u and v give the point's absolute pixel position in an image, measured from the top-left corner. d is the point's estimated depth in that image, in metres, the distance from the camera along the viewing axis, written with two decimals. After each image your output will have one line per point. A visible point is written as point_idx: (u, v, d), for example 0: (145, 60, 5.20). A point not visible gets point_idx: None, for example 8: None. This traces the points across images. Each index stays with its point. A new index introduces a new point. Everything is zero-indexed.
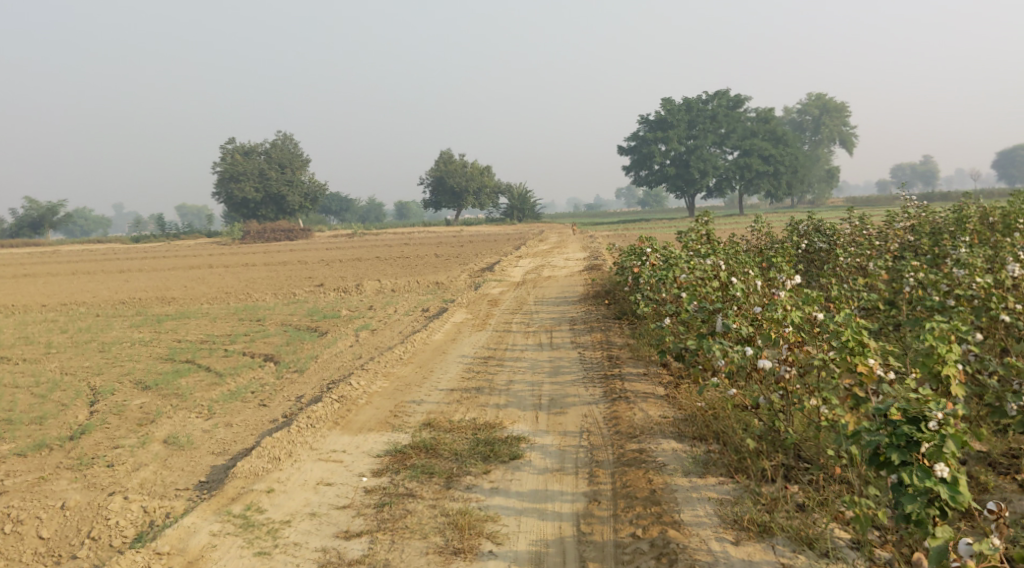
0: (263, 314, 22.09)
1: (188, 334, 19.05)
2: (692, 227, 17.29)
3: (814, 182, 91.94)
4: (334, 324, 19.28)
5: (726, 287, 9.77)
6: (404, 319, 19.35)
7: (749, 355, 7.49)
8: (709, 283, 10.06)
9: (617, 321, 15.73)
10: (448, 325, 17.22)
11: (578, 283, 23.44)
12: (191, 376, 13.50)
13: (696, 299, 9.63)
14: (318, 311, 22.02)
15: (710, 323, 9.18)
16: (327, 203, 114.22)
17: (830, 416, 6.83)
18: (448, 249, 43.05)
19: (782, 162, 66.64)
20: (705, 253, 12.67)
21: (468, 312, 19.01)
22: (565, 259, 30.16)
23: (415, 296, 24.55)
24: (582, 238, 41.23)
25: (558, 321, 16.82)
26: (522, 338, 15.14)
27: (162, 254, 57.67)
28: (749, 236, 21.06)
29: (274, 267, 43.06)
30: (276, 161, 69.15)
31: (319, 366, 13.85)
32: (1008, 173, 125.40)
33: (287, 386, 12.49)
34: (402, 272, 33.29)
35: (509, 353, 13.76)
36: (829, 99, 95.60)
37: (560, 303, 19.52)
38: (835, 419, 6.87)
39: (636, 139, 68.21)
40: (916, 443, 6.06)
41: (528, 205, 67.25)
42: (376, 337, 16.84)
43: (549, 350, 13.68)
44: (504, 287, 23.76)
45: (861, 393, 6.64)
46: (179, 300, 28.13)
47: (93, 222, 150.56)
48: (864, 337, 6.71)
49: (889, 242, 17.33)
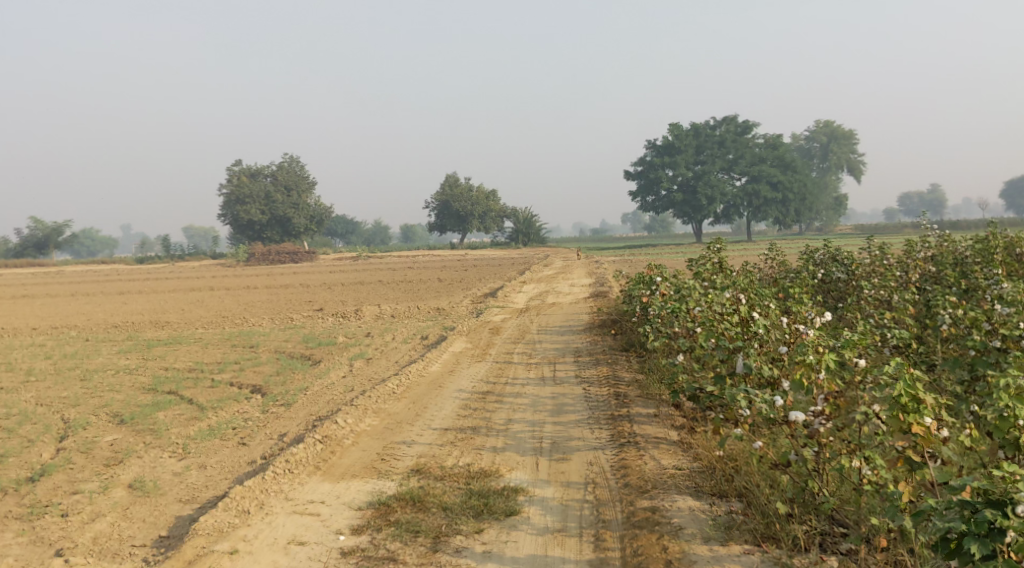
0: (258, 340, 21.31)
1: (177, 361, 18.26)
2: (704, 255, 16.47)
3: (822, 210, 91.20)
4: (329, 353, 18.47)
5: (747, 322, 8.97)
6: (402, 348, 18.53)
7: (777, 404, 6.70)
8: (726, 317, 9.24)
9: (625, 353, 14.88)
10: (446, 355, 16.41)
11: (583, 311, 22.60)
12: (170, 408, 12.70)
13: (714, 335, 8.83)
14: (313, 338, 21.23)
15: (729, 363, 8.39)
16: (333, 226, 113.82)
17: (874, 480, 6.09)
18: (451, 274, 42.24)
19: (791, 189, 65.90)
20: (720, 283, 11.85)
21: (469, 341, 18.19)
22: (570, 285, 29.36)
23: (415, 322, 23.75)
24: (588, 263, 40.45)
25: (562, 352, 15.99)
26: (524, 370, 14.31)
27: (163, 276, 57.10)
28: (762, 264, 20.25)
29: (275, 291, 42.40)
30: (282, 184, 68.67)
31: (308, 400, 13.02)
32: (1017, 202, 124.49)
33: (272, 421, 11.66)
34: (404, 297, 32.51)
35: (509, 387, 12.91)
36: (837, 127, 94.97)
37: (565, 332, 18.69)
38: (879, 483, 6.12)
39: (643, 164, 67.68)
40: (999, 532, 5.43)
41: (534, 229, 66.57)
42: (371, 367, 16.02)
43: (552, 385, 12.84)
44: (507, 315, 22.93)
45: (917, 458, 6.01)
46: (174, 324, 27.38)
47: (99, 242, 150.41)
48: (918, 392, 6.06)
49: (911, 274, 16.50)
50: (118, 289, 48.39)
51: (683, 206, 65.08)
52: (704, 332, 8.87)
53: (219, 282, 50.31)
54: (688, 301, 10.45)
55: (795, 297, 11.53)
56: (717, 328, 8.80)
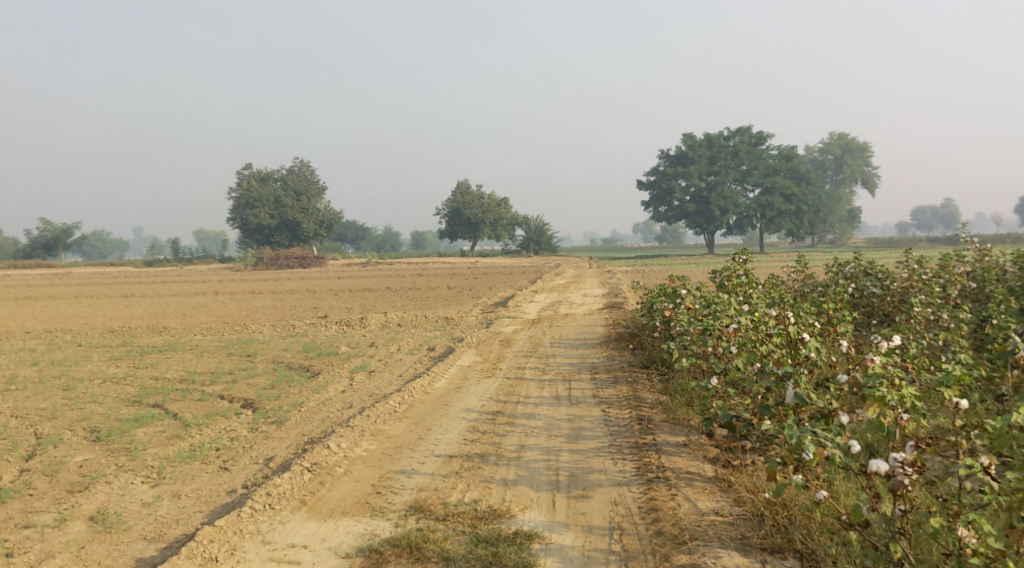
0: (257, 349, 20.31)
1: (168, 370, 17.25)
2: (730, 267, 15.38)
3: (836, 223, 89.92)
4: (329, 364, 17.43)
5: (793, 343, 7.90)
6: (407, 360, 17.48)
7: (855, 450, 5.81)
8: (766, 335, 8.18)
9: (645, 371, 13.78)
10: (454, 369, 15.36)
11: (598, 323, 21.48)
12: (152, 425, 11.69)
13: (757, 358, 7.77)
14: (314, 347, 20.21)
15: (776, 392, 7.36)
16: (342, 231, 113.09)
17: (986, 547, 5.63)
18: (459, 282, 41.19)
19: (805, 202, 64.81)
20: (756, 298, 10.77)
21: (477, 354, 17.12)
22: (583, 296, 28.22)
23: (422, 332, 22.71)
24: (600, 273, 39.27)
25: (577, 368, 14.92)
26: (537, 388, 13.24)
27: (170, 279, 56.25)
28: (787, 278, 19.12)
29: (281, 296, 41.36)
30: (292, 188, 67.79)
31: (303, 418, 12.00)
32: None
33: (260, 442, 10.63)
34: (411, 305, 31.44)
35: (521, 407, 11.86)
36: (851, 140, 93.71)
37: (580, 346, 17.60)
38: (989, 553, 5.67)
39: (656, 174, 66.71)
40: None
41: (545, 238, 65.59)
42: (373, 381, 14.97)
43: (568, 406, 11.77)
44: (517, 326, 21.86)
45: None
46: (172, 330, 26.38)
47: (110, 245, 149.91)
48: None
49: (952, 291, 15.34)
50: (122, 292, 47.58)
51: (696, 216, 63.93)
52: (745, 355, 7.78)
53: (224, 286, 49.45)
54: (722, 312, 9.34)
55: (839, 316, 10.48)
56: (759, 348, 7.77)
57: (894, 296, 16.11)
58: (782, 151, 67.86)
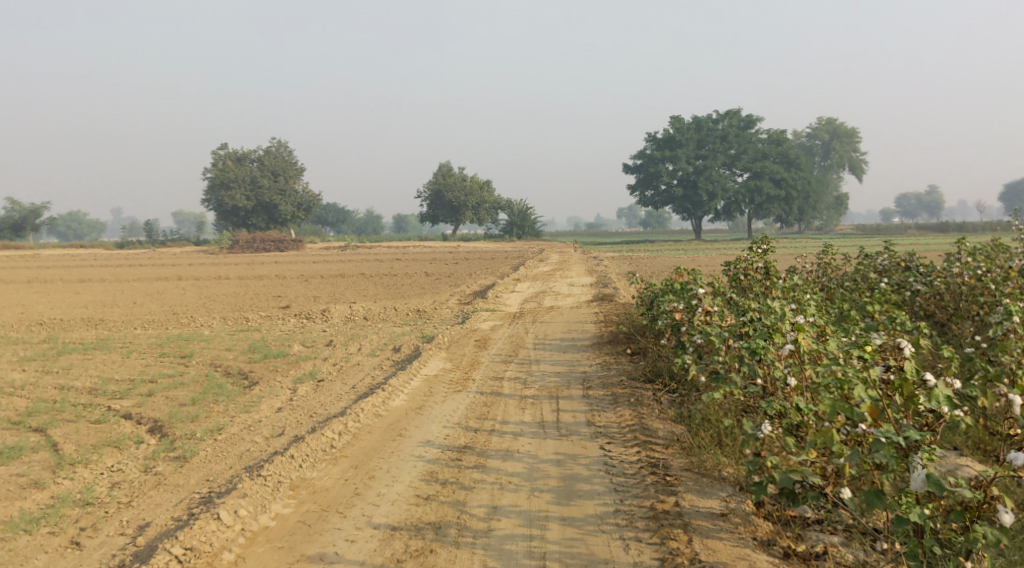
0: (196, 349, 17.46)
1: (79, 377, 14.40)
2: (746, 258, 12.81)
3: (823, 210, 87.70)
4: (274, 370, 14.73)
5: (911, 396, 5.68)
6: (365, 365, 14.82)
7: None
8: (864, 373, 5.89)
9: (650, 387, 11.25)
10: (416, 380, 12.64)
11: (587, 319, 18.79)
12: (14, 463, 8.98)
13: (852, 411, 5.59)
14: (261, 348, 17.41)
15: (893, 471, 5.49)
16: (322, 214, 109.81)
17: None
18: (438, 268, 38.35)
19: (794, 186, 62.11)
20: (809, 309, 8.41)
21: (447, 359, 14.43)
22: (570, 285, 25.58)
23: (389, 329, 19.96)
24: (586, 259, 36.63)
25: (566, 379, 12.35)
26: (516, 410, 10.60)
27: (136, 263, 53.15)
28: (807, 267, 16.51)
29: (246, 283, 38.36)
30: (269, 169, 64.72)
31: (215, 452, 9.34)
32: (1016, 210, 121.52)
33: (143, 494, 7.97)
34: (384, 295, 28.70)
35: (496, 440, 9.24)
36: (839, 124, 91.35)
37: (568, 349, 14.91)
38: None
39: (643, 158, 64.22)
40: None
41: (529, 221, 62.90)
42: (318, 396, 12.27)
43: (557, 439, 9.19)
44: (497, 322, 19.12)
45: None
46: (110, 322, 23.41)
47: (85, 226, 145.46)
48: None
49: (1012, 290, 12.76)
50: (79, 276, 44.39)
51: (683, 201, 61.36)
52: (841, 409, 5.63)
53: (189, 271, 46.43)
54: (771, 321, 6.94)
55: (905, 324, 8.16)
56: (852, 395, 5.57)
57: (940, 296, 13.61)
58: (770, 135, 65.20)
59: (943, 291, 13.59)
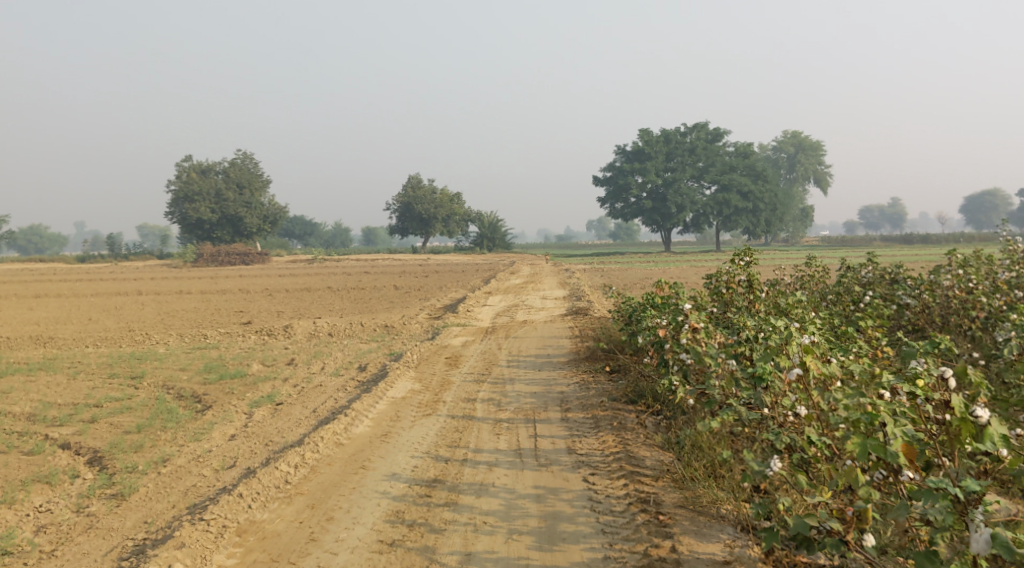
0: (148, 369, 16.45)
1: (16, 402, 13.36)
2: (729, 270, 12.18)
3: (790, 221, 87.95)
4: (229, 392, 13.80)
5: (957, 441, 5.41)
6: (328, 387, 13.95)
7: None
8: (903, 418, 5.58)
9: (633, 409, 10.52)
10: (381, 403, 11.78)
11: (561, 334, 18.03)
12: None
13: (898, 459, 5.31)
14: (217, 368, 16.43)
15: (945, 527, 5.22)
16: (288, 227, 108.27)
17: None
18: (407, 282, 37.46)
19: (762, 199, 61.96)
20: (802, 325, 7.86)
21: (416, 379, 13.59)
22: (542, 299, 24.82)
23: (354, 346, 19.07)
24: (557, 272, 35.92)
25: (542, 400, 11.60)
26: (490, 436, 9.81)
27: (95, 276, 51.65)
28: (788, 278, 15.87)
29: (208, 297, 37.18)
30: (234, 181, 63.57)
31: (158, 488, 8.46)
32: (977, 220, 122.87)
33: (72, 547, 7.13)
34: (351, 309, 27.77)
35: (469, 472, 8.45)
36: (804, 138, 91.91)
37: (543, 367, 14.13)
38: None
39: (612, 170, 63.84)
40: None
41: (499, 233, 62.22)
42: (276, 422, 11.40)
43: (536, 471, 8.39)
44: (469, 338, 18.31)
45: None
46: (60, 340, 22.26)
47: (46, 241, 142.73)
48: None
49: (1005, 306, 12.19)
50: (35, 292, 42.93)
51: (652, 213, 60.91)
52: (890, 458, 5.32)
53: (150, 285, 45.16)
54: (778, 336, 6.35)
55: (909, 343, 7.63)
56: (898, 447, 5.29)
57: (931, 312, 13.00)
58: (737, 147, 65.16)
59: (933, 306, 12.99)
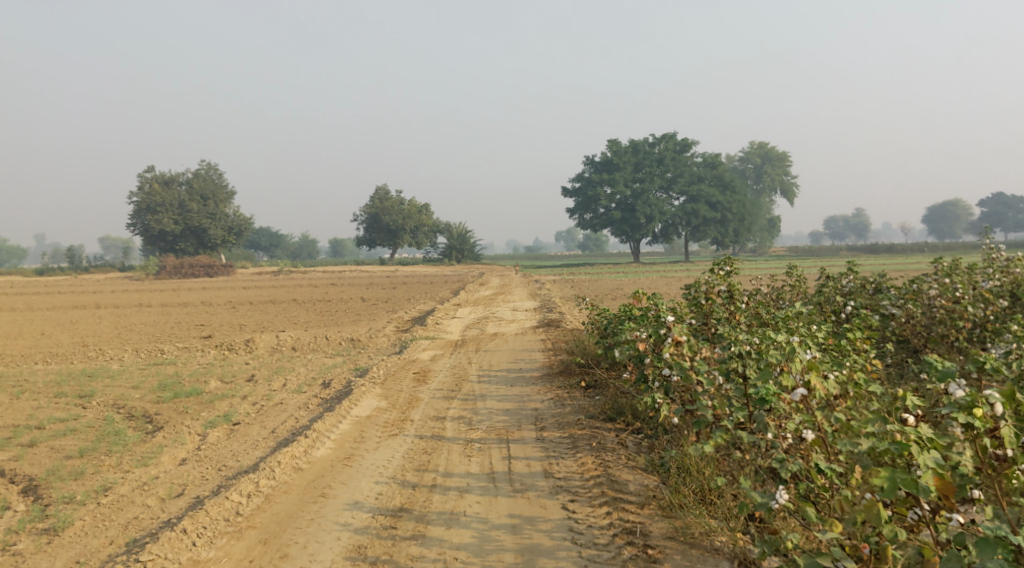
0: (98, 388, 15.55)
1: None
2: (708, 281, 11.64)
3: (757, 232, 88.17)
4: (183, 412, 12.98)
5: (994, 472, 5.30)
6: (290, 405, 13.19)
7: None
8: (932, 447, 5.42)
9: (612, 428, 9.96)
10: (345, 423, 11.05)
11: (534, 347, 17.40)
12: None
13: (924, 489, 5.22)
14: (172, 386, 15.58)
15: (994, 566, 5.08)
16: (254, 239, 106.62)
17: None
18: (375, 294, 36.67)
19: (730, 209, 61.92)
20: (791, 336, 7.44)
21: (382, 396, 12.88)
22: (512, 310, 24.20)
23: (318, 361, 18.27)
24: (527, 283, 35.33)
25: (516, 418, 10.98)
26: (461, 458, 9.16)
27: (53, 290, 50.20)
28: (767, 288, 15.36)
29: (168, 311, 36.07)
30: (198, 193, 62.34)
31: (97, 521, 7.72)
32: (940, 230, 124.38)
33: None
34: (316, 322, 26.94)
35: (438, 500, 7.79)
36: (770, 149, 92.36)
37: (515, 382, 13.49)
38: None
39: (581, 181, 63.50)
40: None
41: (468, 245, 61.56)
42: (231, 444, 10.64)
43: (512, 497, 7.76)
44: (438, 351, 17.63)
45: None
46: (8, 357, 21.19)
47: (5, 254, 139.74)
48: None
49: (992, 318, 11.78)
50: None
51: (621, 224, 60.64)
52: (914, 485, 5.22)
53: (109, 298, 43.91)
54: (778, 355, 6.08)
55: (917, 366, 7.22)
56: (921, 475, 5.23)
57: (917, 322, 12.56)
58: (705, 158, 65.11)
59: (919, 317, 12.52)
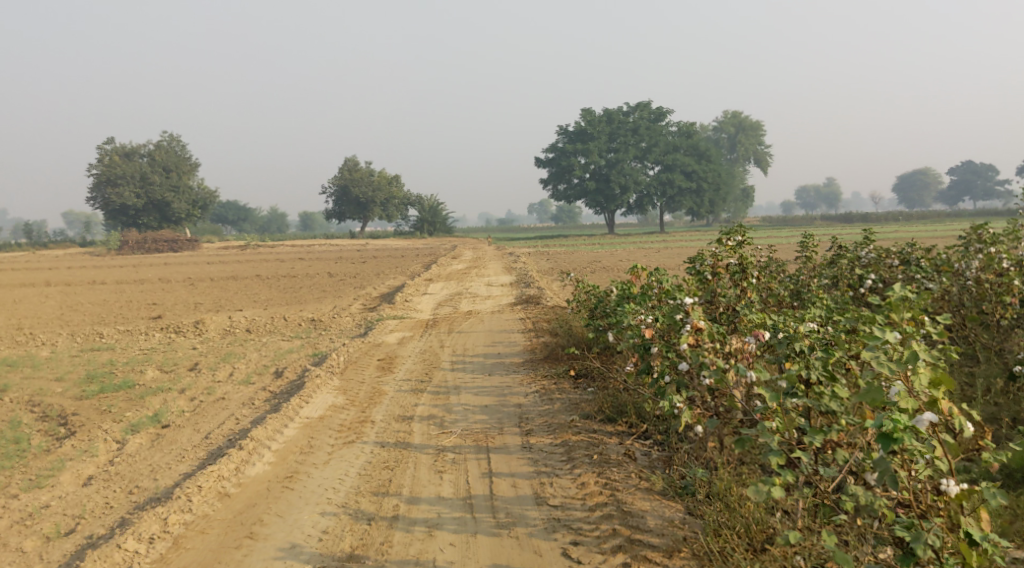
0: (16, 381, 13.53)
1: None
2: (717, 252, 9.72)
3: (731, 203, 86.63)
4: (106, 411, 11.07)
5: None
6: (233, 400, 11.32)
7: None
8: None
9: (614, 432, 8.23)
10: (292, 427, 9.20)
11: (513, 328, 15.52)
12: None
13: None
14: (103, 378, 13.61)
15: None
16: (221, 212, 103.59)
17: None
18: (343, 269, 34.48)
19: (706, 179, 60.06)
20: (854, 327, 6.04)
21: (340, 390, 11.02)
22: (487, 286, 22.26)
23: (273, 345, 16.32)
24: (501, 256, 33.28)
25: (494, 418, 9.16)
26: (431, 475, 7.37)
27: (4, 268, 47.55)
28: (774, 259, 13.34)
29: (122, 289, 33.70)
30: (159, 164, 59.47)
31: None
32: (911, 200, 123.72)
33: None
34: (276, 301, 24.88)
35: (400, 541, 6.05)
36: (743, 118, 90.80)
37: (494, 371, 11.66)
38: None
39: (555, 151, 61.39)
40: None
41: (440, 218, 59.48)
42: (153, 455, 8.79)
43: (496, 535, 6.07)
44: (406, 333, 15.74)
45: None
46: None
47: None
48: None
49: None
50: None
51: (596, 195, 58.80)
52: None
53: (62, 275, 41.37)
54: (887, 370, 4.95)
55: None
56: None
57: (954, 300, 10.72)
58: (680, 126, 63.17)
59: (956, 293, 10.70)
